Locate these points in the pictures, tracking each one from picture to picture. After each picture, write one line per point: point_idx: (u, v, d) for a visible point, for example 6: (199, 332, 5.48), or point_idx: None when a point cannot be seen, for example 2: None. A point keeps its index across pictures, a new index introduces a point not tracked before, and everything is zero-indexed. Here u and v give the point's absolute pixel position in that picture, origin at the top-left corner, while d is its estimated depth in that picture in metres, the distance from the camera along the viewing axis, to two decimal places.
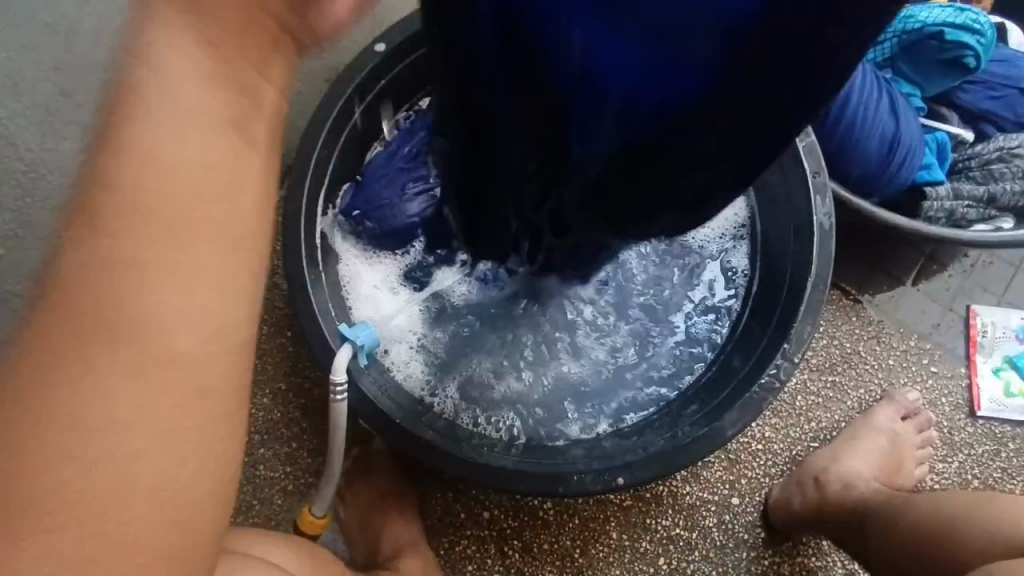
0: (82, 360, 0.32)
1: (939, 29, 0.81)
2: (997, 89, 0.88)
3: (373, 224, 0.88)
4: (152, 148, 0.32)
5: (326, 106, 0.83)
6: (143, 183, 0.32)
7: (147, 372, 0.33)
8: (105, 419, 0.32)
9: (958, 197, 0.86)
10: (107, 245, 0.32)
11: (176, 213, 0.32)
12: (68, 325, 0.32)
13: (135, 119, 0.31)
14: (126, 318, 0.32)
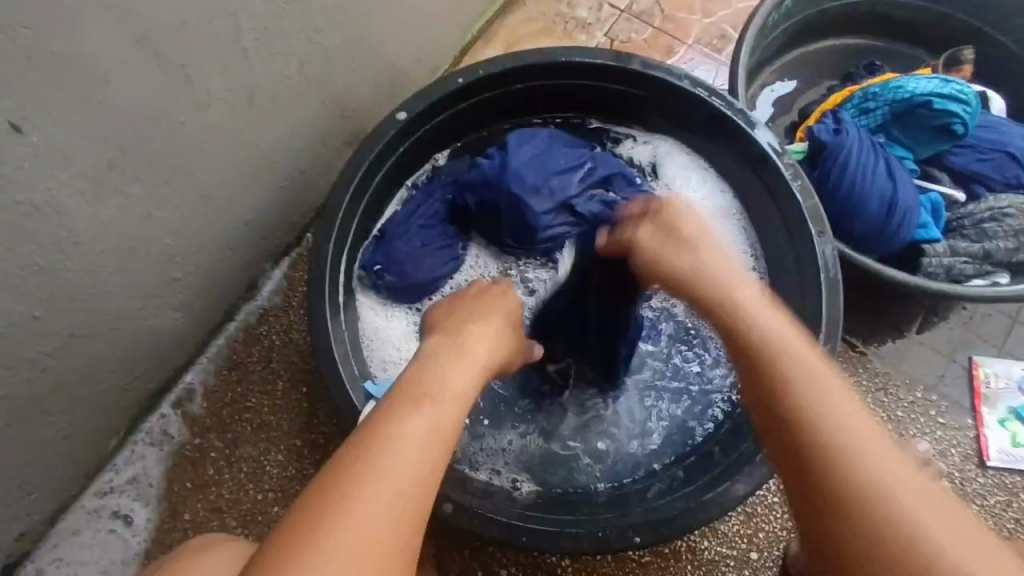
0: (432, 380, 0.56)
1: (928, 98, 0.89)
2: (984, 153, 0.93)
3: (393, 276, 0.91)
4: (462, 374, 0.59)
5: (353, 167, 0.86)
6: (446, 389, 0.56)
7: (457, 411, 0.54)
8: (439, 413, 0.53)
9: (955, 253, 0.89)
10: (468, 359, 0.61)
11: (456, 411, 0.54)
12: (414, 386, 0.55)
13: (468, 366, 0.60)
14: (450, 381, 0.57)
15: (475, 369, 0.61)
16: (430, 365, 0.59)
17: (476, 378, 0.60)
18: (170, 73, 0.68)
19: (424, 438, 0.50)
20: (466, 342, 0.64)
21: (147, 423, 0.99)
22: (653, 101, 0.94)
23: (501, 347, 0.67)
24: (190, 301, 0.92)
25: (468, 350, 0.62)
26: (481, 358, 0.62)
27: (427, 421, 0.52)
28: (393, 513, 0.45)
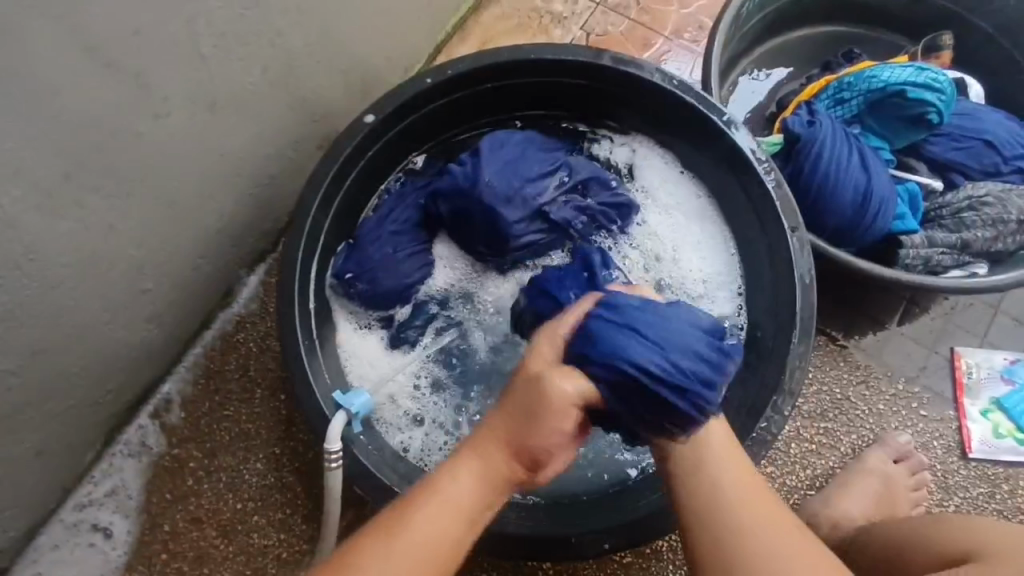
0: (421, 512, 0.55)
1: (901, 87, 0.87)
2: (961, 141, 0.92)
3: (364, 284, 0.89)
4: (452, 512, 0.55)
5: (321, 173, 0.85)
6: (445, 522, 0.55)
7: (451, 531, 0.55)
8: (432, 539, 0.54)
9: (933, 244, 0.88)
10: (449, 504, 0.56)
11: (441, 544, 0.55)
12: (395, 515, 0.55)
13: (449, 503, 0.56)
14: (437, 508, 0.55)
15: (470, 512, 0.56)
16: (383, 553, 0.54)
17: (459, 534, 0.56)
18: (124, 84, 0.67)
19: (413, 561, 0.54)
20: (456, 480, 0.57)
21: (124, 435, 0.99)
22: (626, 97, 0.92)
23: (518, 480, 0.57)
24: (161, 312, 0.91)
25: (474, 481, 0.56)
26: (475, 508, 0.56)
27: (399, 558, 0.54)
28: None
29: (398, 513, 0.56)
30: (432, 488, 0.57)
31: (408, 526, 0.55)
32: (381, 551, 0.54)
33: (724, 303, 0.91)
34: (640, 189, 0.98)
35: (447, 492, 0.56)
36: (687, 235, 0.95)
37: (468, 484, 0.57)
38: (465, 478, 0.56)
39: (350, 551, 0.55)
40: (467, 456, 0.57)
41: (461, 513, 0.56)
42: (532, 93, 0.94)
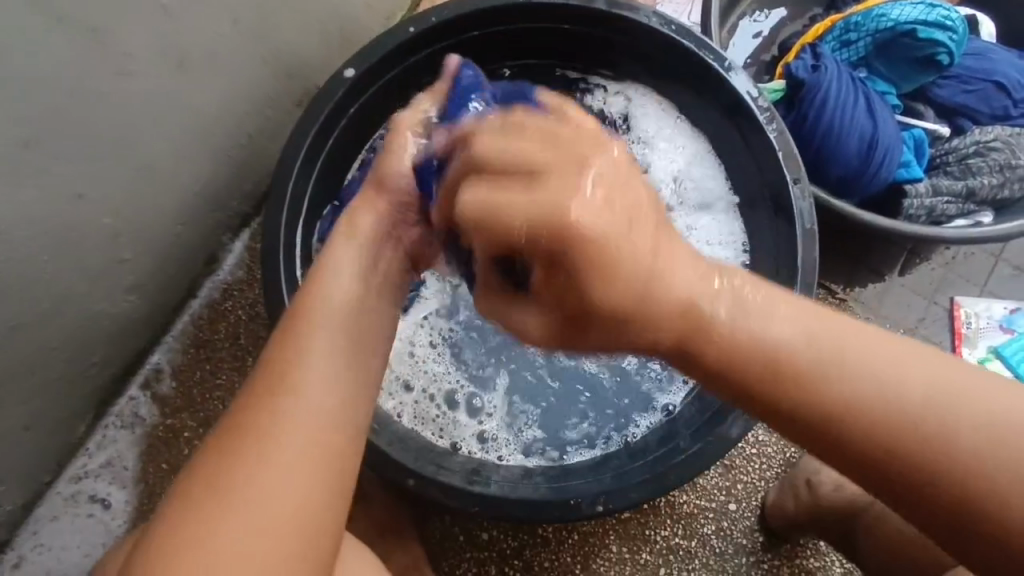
0: (322, 320, 0.55)
1: (912, 26, 0.83)
2: (971, 84, 0.88)
3: None
4: (349, 312, 0.56)
5: (300, 133, 0.80)
6: (337, 328, 0.55)
7: (336, 338, 0.54)
8: (335, 343, 0.54)
9: (938, 193, 0.86)
10: (344, 310, 0.56)
11: (344, 341, 0.55)
12: (292, 332, 0.54)
13: (354, 294, 0.57)
14: (321, 319, 0.55)
15: (359, 310, 0.57)
16: (298, 340, 0.54)
17: (356, 333, 0.56)
18: (77, 40, 0.62)
19: (323, 369, 0.53)
20: (330, 282, 0.57)
21: (116, 407, 0.98)
22: (622, 43, 0.87)
23: (369, 296, 0.58)
24: (144, 282, 0.88)
25: (347, 283, 0.57)
26: (359, 311, 0.56)
27: (314, 379, 0.52)
28: (266, 495, 0.48)
29: (309, 300, 0.56)
30: (328, 270, 0.57)
31: (305, 343, 0.53)
32: (305, 343, 0.54)
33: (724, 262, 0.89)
34: (637, 141, 0.94)
35: (346, 275, 0.57)
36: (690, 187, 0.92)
37: (344, 287, 0.57)
38: (354, 257, 0.58)
39: (272, 348, 0.54)
40: (343, 247, 0.58)
41: (364, 294, 0.57)
42: (520, 40, 0.89)
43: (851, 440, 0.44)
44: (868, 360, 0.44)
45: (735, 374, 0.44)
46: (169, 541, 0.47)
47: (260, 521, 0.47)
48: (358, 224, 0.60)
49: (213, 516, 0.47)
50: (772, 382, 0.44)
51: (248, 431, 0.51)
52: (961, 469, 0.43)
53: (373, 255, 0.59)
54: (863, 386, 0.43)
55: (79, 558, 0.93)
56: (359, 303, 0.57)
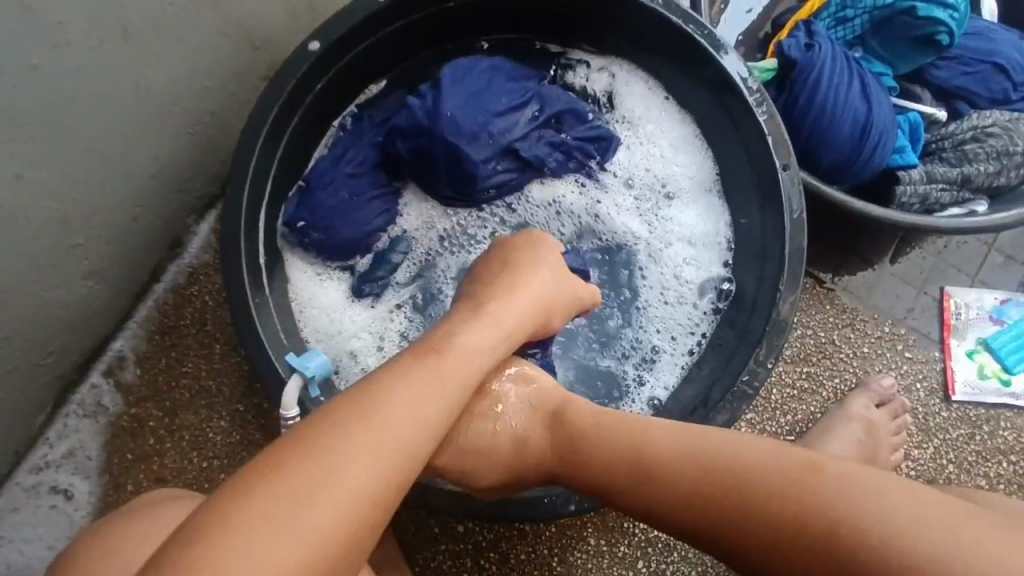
0: (447, 361, 0.54)
1: (911, 3, 0.78)
2: (970, 65, 0.84)
3: (320, 234, 0.81)
4: (469, 368, 0.55)
5: (261, 111, 0.75)
6: (455, 374, 0.54)
7: (448, 378, 0.53)
8: (449, 386, 0.53)
9: (932, 181, 0.82)
10: (465, 363, 0.55)
11: (456, 386, 0.53)
12: (416, 362, 0.53)
13: (475, 353, 0.57)
14: (443, 356, 0.54)
15: (475, 367, 0.56)
16: (418, 379, 0.51)
17: (464, 382, 0.54)
18: (4, 4, 0.56)
19: (431, 402, 0.51)
20: (458, 341, 0.56)
21: (78, 395, 0.94)
22: (607, 17, 0.82)
23: (486, 356, 0.58)
24: (100, 268, 0.83)
25: (472, 344, 0.57)
26: (472, 370, 0.56)
27: (419, 406, 0.50)
28: (345, 510, 0.43)
29: (430, 350, 0.55)
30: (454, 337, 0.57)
31: (423, 376, 0.52)
32: (420, 375, 0.52)
33: (708, 253, 0.84)
34: (622, 120, 0.88)
35: (473, 346, 0.57)
36: (675, 174, 0.86)
37: (470, 350, 0.56)
38: (483, 335, 0.58)
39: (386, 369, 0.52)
40: (479, 321, 0.59)
41: (480, 359, 0.57)
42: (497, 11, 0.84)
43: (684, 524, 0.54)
44: (675, 454, 0.55)
45: (573, 460, 0.61)
46: (216, 527, 0.40)
47: (329, 535, 0.42)
48: (497, 310, 0.61)
49: (281, 517, 0.41)
50: (603, 471, 0.59)
51: (334, 437, 0.46)
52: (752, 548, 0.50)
53: (502, 351, 0.60)
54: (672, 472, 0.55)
55: (41, 550, 0.90)
56: (477, 357, 0.56)
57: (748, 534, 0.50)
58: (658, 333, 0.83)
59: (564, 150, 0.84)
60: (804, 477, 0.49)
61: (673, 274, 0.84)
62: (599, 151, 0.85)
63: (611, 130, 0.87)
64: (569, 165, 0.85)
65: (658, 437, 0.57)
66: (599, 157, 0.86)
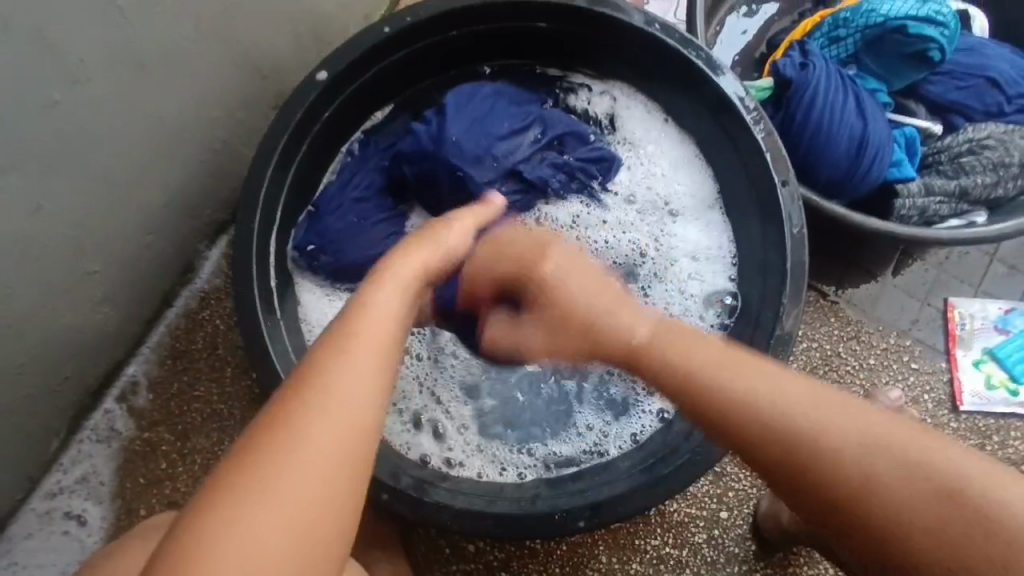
0: (361, 326, 0.52)
1: (902, 22, 0.80)
2: (964, 80, 0.86)
3: (329, 256, 0.83)
4: (385, 327, 0.53)
5: (272, 138, 0.77)
6: (375, 336, 0.51)
7: (368, 341, 0.50)
8: (371, 349, 0.50)
9: (930, 193, 0.83)
10: (378, 321, 0.52)
11: (379, 346, 0.51)
12: (326, 341, 0.51)
13: (389, 312, 0.54)
14: (353, 323, 0.52)
15: (394, 324, 0.53)
16: (337, 353, 0.49)
17: (386, 341, 0.52)
18: (26, 42, 0.59)
19: (357, 372, 0.48)
20: (369, 302, 0.54)
21: (91, 421, 0.95)
22: (604, 42, 0.85)
23: (401, 314, 0.55)
24: (114, 293, 0.85)
25: (381, 304, 0.54)
26: (391, 324, 0.53)
27: (350, 380, 0.48)
28: (314, 491, 0.44)
29: (345, 318, 0.52)
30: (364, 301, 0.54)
31: (337, 347, 0.49)
32: (337, 345, 0.50)
33: (711, 269, 0.85)
34: (623, 142, 0.91)
35: (386, 304, 0.54)
36: (677, 192, 0.88)
37: (384, 308, 0.54)
38: (392, 291, 0.56)
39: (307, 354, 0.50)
40: (389, 281, 0.56)
41: (399, 313, 0.54)
42: (499, 39, 0.87)
43: (767, 465, 0.49)
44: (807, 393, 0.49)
45: (664, 358, 0.55)
46: (189, 556, 0.41)
47: (297, 536, 0.42)
48: (410, 267, 0.59)
49: (246, 533, 0.41)
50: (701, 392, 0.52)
51: (282, 434, 0.45)
52: (843, 527, 0.46)
53: (411, 298, 0.57)
54: (799, 429, 0.47)
55: None
56: (390, 313, 0.54)
57: (841, 515, 0.46)
58: None
59: (566, 171, 0.86)
60: (955, 493, 0.43)
61: (677, 290, 0.85)
62: (601, 172, 0.87)
63: (613, 151, 0.89)
64: (572, 186, 0.86)
65: (788, 393, 0.49)
66: (601, 177, 0.87)
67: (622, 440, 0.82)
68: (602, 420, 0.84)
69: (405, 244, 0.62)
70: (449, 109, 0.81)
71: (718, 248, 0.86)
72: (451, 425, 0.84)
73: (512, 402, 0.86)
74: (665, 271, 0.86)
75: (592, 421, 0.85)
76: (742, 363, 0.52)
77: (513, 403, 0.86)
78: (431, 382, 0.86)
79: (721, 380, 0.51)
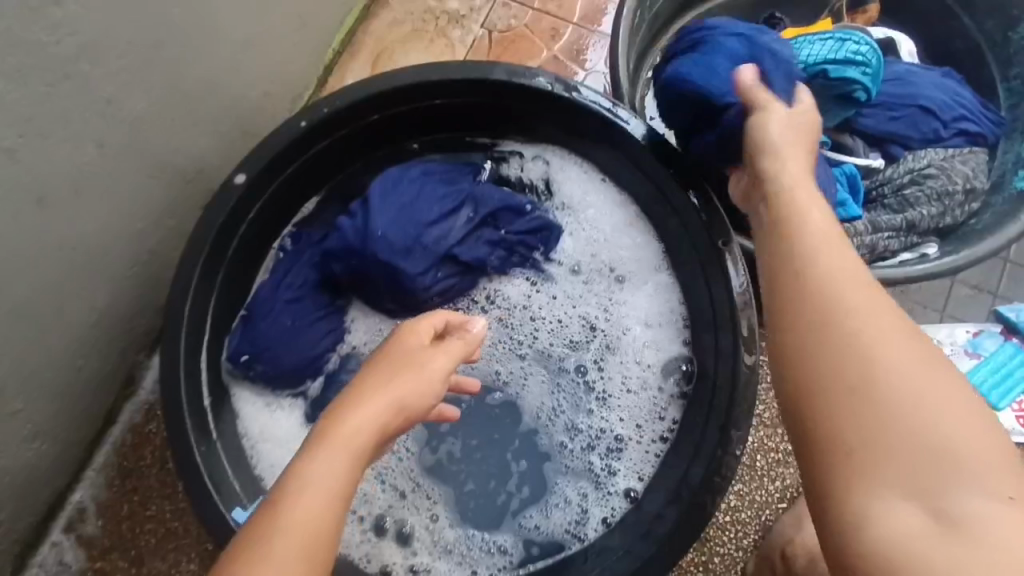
0: (289, 513, 0.46)
1: (821, 67, 0.79)
2: (896, 110, 0.85)
3: (265, 364, 0.79)
4: (316, 510, 0.46)
5: (192, 250, 0.74)
6: (303, 527, 0.45)
7: (296, 532, 0.45)
8: (297, 544, 0.45)
9: (878, 230, 0.81)
10: (311, 505, 0.46)
11: (307, 537, 0.45)
12: (254, 531, 0.46)
13: (327, 487, 0.47)
14: (283, 507, 0.46)
15: (331, 505, 0.47)
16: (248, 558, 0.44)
17: (319, 528, 0.46)
18: None
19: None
20: (304, 476, 0.48)
21: (39, 555, 0.90)
22: (531, 110, 0.83)
23: (342, 489, 0.48)
24: (45, 426, 0.81)
25: (316, 476, 0.48)
26: (326, 508, 0.47)
27: None
28: None
29: (271, 502, 0.47)
30: (301, 472, 0.48)
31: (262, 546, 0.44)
32: (261, 544, 0.45)
33: (668, 333, 0.82)
34: (562, 207, 0.88)
35: (322, 476, 0.48)
36: (622, 254, 0.85)
37: (318, 487, 0.47)
38: (329, 462, 0.49)
39: (236, 545, 0.46)
40: (327, 448, 0.50)
41: (336, 490, 0.48)
42: (424, 116, 0.84)
43: (801, 370, 0.48)
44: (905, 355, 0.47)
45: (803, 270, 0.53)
46: None
47: None
48: (350, 416, 0.52)
49: None
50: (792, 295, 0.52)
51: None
52: (859, 444, 0.44)
53: (358, 468, 0.50)
54: (852, 332, 0.47)
55: None
56: (327, 492, 0.47)
57: (896, 437, 0.44)
58: (628, 422, 0.80)
59: (505, 246, 0.83)
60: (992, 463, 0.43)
61: (633, 359, 0.82)
62: (541, 241, 0.84)
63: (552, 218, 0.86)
64: (512, 260, 0.84)
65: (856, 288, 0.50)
66: (542, 247, 0.85)
67: (597, 524, 0.76)
68: (582, 493, 0.78)
69: (359, 390, 0.55)
70: (373, 201, 0.78)
71: (671, 309, 0.82)
72: (419, 523, 0.78)
73: (478, 493, 0.79)
74: (619, 338, 0.83)
75: (572, 495, 0.78)
76: (829, 249, 0.54)
77: (479, 493, 0.79)
78: (398, 477, 0.79)
79: (816, 287, 0.51)
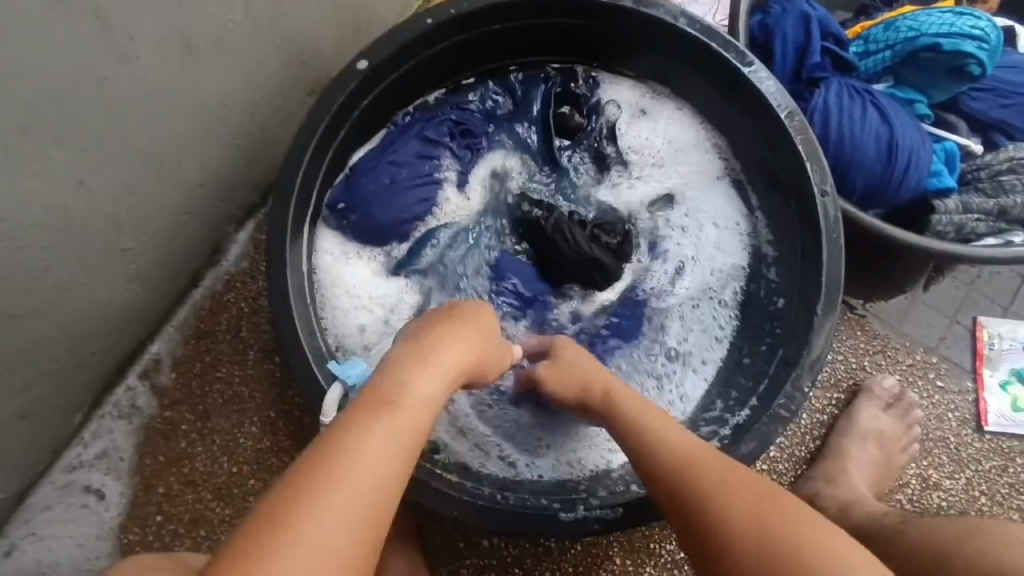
0: (399, 413, 0.48)
1: (934, 40, 0.79)
2: (1007, 98, 0.85)
3: (360, 216, 0.84)
4: (419, 420, 0.49)
5: (313, 120, 0.77)
6: (406, 430, 0.48)
7: (405, 431, 0.47)
8: (404, 447, 0.47)
9: (968, 210, 0.82)
10: (418, 413, 0.49)
11: (406, 441, 0.47)
12: (355, 414, 0.47)
13: (427, 404, 0.50)
14: (390, 409, 0.48)
15: (427, 416, 0.50)
16: (353, 444, 0.45)
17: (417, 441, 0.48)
18: (79, 17, 0.59)
19: (380, 475, 0.45)
20: (403, 383, 0.50)
21: (113, 396, 0.95)
22: (647, 42, 0.84)
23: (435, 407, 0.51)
24: (143, 272, 0.86)
25: (417, 390, 0.50)
26: (424, 417, 0.49)
27: (372, 474, 0.45)
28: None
29: (380, 400, 0.48)
30: (402, 388, 0.50)
31: (372, 435, 0.46)
32: (369, 434, 0.46)
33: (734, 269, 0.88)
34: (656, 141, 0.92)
35: (424, 393, 0.50)
36: (701, 196, 0.90)
37: (422, 401, 0.50)
38: (427, 380, 0.51)
39: (335, 426, 0.47)
40: (424, 369, 0.52)
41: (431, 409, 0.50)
42: (542, 35, 0.86)
43: (689, 513, 0.58)
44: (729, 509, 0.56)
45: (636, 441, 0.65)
46: None
47: None
48: (432, 348, 0.54)
49: None
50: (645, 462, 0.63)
51: (291, 526, 0.42)
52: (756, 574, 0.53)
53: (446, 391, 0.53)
54: (703, 488, 0.58)
55: (71, 548, 0.91)
56: (426, 410, 0.50)
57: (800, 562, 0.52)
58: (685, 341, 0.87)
59: None
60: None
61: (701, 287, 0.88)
62: None
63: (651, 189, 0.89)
64: None
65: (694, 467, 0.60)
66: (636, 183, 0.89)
67: None
68: None
69: (446, 326, 0.57)
70: None
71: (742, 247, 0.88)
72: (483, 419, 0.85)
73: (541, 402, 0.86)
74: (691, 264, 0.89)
75: None
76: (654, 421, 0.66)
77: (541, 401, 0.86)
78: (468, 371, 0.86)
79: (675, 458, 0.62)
